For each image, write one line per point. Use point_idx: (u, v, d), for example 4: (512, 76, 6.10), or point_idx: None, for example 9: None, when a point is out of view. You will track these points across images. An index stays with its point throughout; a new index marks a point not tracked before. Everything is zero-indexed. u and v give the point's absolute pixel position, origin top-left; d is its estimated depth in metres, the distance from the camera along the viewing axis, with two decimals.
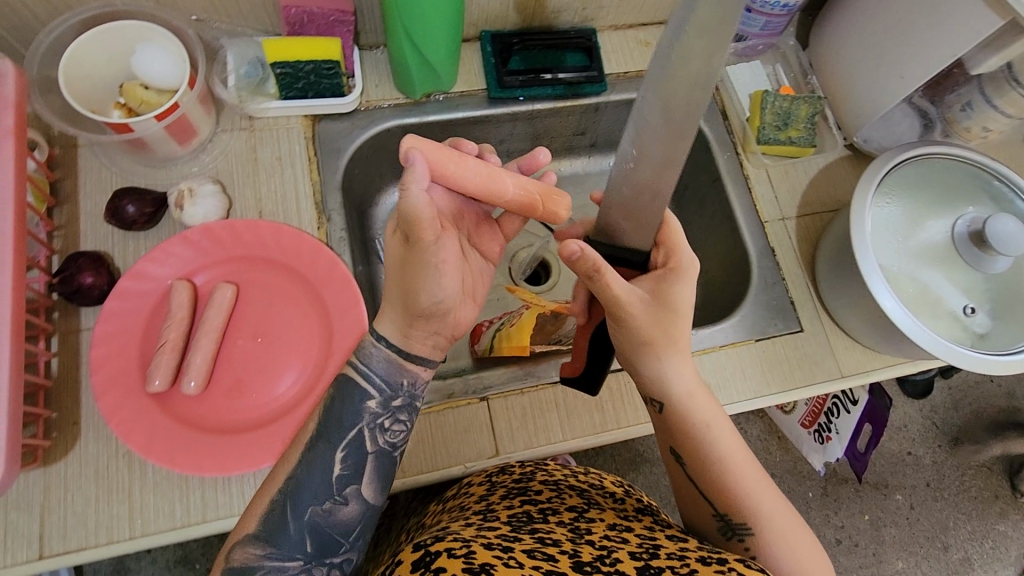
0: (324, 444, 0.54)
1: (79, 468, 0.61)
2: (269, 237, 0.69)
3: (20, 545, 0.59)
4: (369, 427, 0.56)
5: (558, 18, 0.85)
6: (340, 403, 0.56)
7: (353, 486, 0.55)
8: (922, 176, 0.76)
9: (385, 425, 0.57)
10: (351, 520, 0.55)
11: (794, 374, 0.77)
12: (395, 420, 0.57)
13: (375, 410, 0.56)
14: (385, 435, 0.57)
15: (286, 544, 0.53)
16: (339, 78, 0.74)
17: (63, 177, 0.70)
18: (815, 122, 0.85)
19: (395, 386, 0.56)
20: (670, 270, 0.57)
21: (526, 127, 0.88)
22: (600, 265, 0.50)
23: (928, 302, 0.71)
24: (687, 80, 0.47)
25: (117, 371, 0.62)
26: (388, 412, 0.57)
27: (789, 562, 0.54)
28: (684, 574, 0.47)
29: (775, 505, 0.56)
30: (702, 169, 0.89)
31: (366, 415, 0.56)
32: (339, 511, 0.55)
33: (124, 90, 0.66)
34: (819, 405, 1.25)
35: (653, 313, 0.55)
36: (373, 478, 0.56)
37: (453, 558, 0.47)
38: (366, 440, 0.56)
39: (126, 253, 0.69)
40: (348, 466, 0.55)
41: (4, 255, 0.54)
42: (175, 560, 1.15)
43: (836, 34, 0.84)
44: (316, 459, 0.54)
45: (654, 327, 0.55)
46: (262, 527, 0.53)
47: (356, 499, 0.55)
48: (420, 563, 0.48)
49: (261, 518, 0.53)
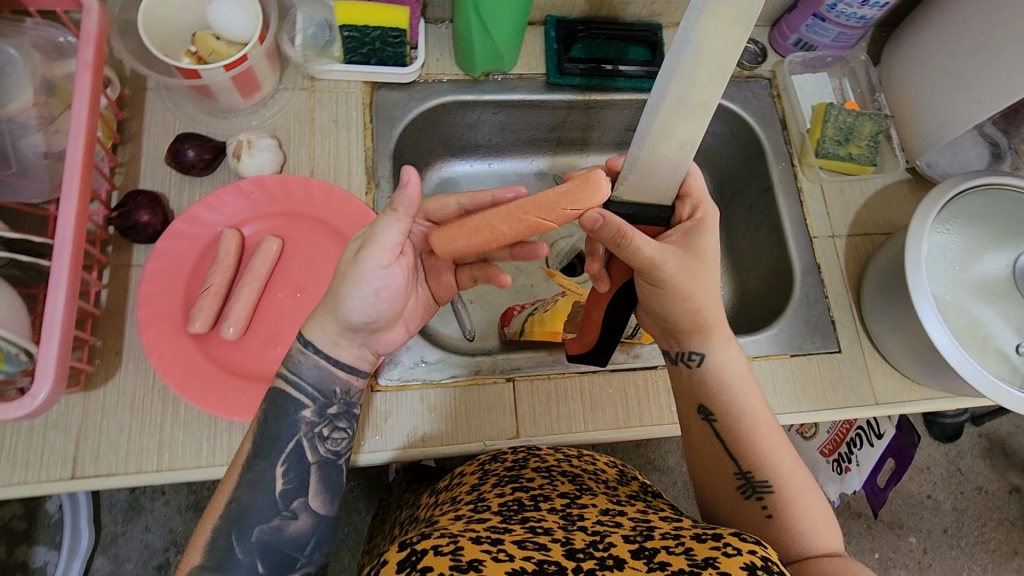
0: (264, 463, 0.53)
1: (117, 397, 0.63)
2: (319, 196, 0.70)
3: (54, 464, 0.61)
4: (307, 437, 0.55)
5: (625, 9, 0.84)
6: (274, 418, 0.54)
7: (299, 500, 0.53)
8: (987, 206, 0.72)
9: (325, 433, 0.56)
10: (302, 534, 0.53)
11: (826, 394, 0.75)
12: (333, 428, 0.56)
13: (311, 419, 0.55)
14: (325, 443, 0.56)
15: (237, 570, 0.50)
16: (403, 47, 0.75)
17: (130, 117, 0.72)
18: (878, 142, 0.83)
19: (327, 394, 0.56)
20: (697, 222, 0.57)
21: (580, 116, 0.87)
22: (624, 229, 0.52)
23: (977, 336, 0.69)
24: (717, 39, 0.46)
25: (161, 309, 0.64)
26: (325, 420, 0.56)
27: (807, 521, 0.53)
28: (677, 552, 0.46)
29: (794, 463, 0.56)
30: (755, 177, 0.87)
31: (302, 425, 0.55)
32: (288, 527, 0.53)
33: (197, 39, 0.67)
34: (841, 434, 1.22)
35: (694, 263, 0.56)
36: (322, 488, 0.55)
37: (440, 557, 0.44)
38: (306, 450, 0.55)
39: (182, 197, 0.71)
40: (291, 480, 0.53)
41: (72, 183, 0.55)
42: (187, 504, 1.19)
43: (910, 51, 0.81)
44: (258, 480, 0.52)
45: (698, 273, 0.56)
46: (208, 558, 0.50)
47: (306, 512, 0.54)
48: (405, 564, 0.44)
49: (205, 550, 0.50)
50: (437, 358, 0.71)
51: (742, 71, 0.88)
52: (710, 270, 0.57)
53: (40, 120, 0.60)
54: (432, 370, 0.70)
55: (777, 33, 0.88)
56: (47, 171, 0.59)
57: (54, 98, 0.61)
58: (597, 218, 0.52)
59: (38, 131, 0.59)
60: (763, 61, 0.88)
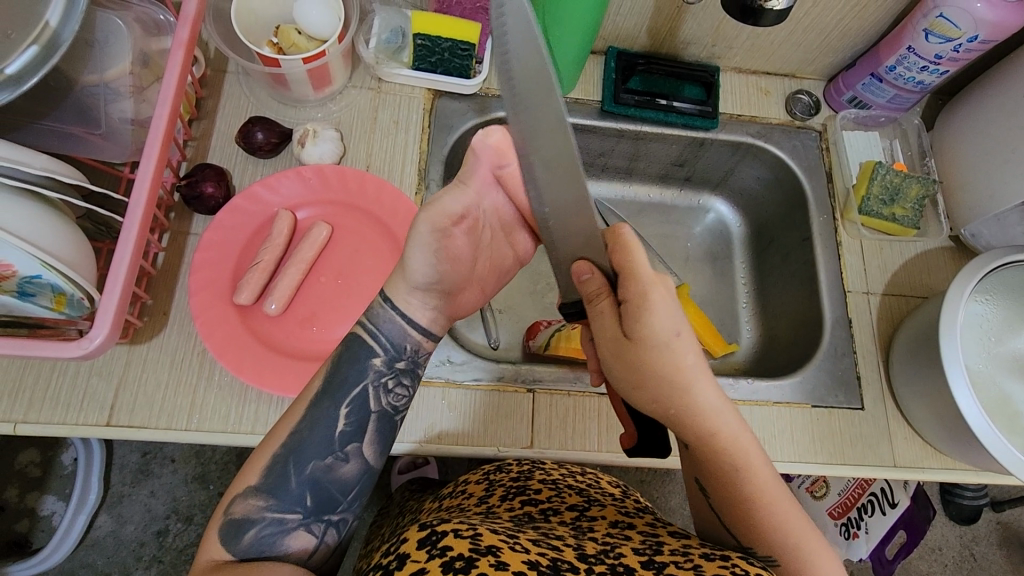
0: (329, 402, 0.55)
1: (158, 354, 0.67)
2: (372, 191, 0.73)
3: (92, 409, 0.64)
4: (373, 385, 0.57)
5: (685, 49, 0.86)
6: (346, 362, 0.57)
7: (354, 444, 0.56)
8: (1002, 286, 0.71)
9: (389, 386, 0.58)
10: (349, 479, 0.55)
11: (843, 450, 0.75)
12: (398, 383, 0.58)
13: (379, 368, 0.57)
14: (388, 396, 0.58)
15: (286, 497, 0.53)
16: (470, 60, 0.79)
17: (208, 96, 0.77)
18: (924, 205, 0.83)
19: (398, 348, 0.58)
20: (632, 299, 0.52)
21: (628, 146, 0.90)
22: (601, 292, 0.56)
23: (1006, 413, 0.68)
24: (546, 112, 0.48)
25: (212, 276, 0.67)
26: (391, 372, 0.58)
27: None
28: (686, 567, 0.46)
29: (804, 536, 0.53)
30: (795, 226, 0.88)
31: (370, 372, 0.57)
32: (339, 469, 0.55)
33: (280, 31, 0.71)
34: (853, 498, 1.19)
35: (644, 348, 0.53)
36: (376, 439, 0.57)
37: (461, 539, 0.46)
38: (370, 398, 0.57)
39: (244, 174, 0.75)
40: (351, 423, 0.55)
41: (152, 148, 0.59)
42: (193, 475, 1.21)
43: (965, 118, 0.80)
44: (320, 418, 0.55)
45: (649, 358, 0.53)
46: (264, 480, 0.53)
47: (357, 458, 0.55)
48: (425, 542, 0.46)
49: (263, 471, 0.53)
50: (463, 359, 0.73)
51: (794, 120, 0.89)
52: (652, 350, 0.53)
53: (132, 88, 0.64)
54: (456, 371, 0.72)
55: (833, 89, 0.89)
56: (130, 135, 0.64)
57: (146, 69, 0.66)
58: (586, 270, 0.56)
59: (129, 98, 0.64)
60: (815, 114, 0.90)
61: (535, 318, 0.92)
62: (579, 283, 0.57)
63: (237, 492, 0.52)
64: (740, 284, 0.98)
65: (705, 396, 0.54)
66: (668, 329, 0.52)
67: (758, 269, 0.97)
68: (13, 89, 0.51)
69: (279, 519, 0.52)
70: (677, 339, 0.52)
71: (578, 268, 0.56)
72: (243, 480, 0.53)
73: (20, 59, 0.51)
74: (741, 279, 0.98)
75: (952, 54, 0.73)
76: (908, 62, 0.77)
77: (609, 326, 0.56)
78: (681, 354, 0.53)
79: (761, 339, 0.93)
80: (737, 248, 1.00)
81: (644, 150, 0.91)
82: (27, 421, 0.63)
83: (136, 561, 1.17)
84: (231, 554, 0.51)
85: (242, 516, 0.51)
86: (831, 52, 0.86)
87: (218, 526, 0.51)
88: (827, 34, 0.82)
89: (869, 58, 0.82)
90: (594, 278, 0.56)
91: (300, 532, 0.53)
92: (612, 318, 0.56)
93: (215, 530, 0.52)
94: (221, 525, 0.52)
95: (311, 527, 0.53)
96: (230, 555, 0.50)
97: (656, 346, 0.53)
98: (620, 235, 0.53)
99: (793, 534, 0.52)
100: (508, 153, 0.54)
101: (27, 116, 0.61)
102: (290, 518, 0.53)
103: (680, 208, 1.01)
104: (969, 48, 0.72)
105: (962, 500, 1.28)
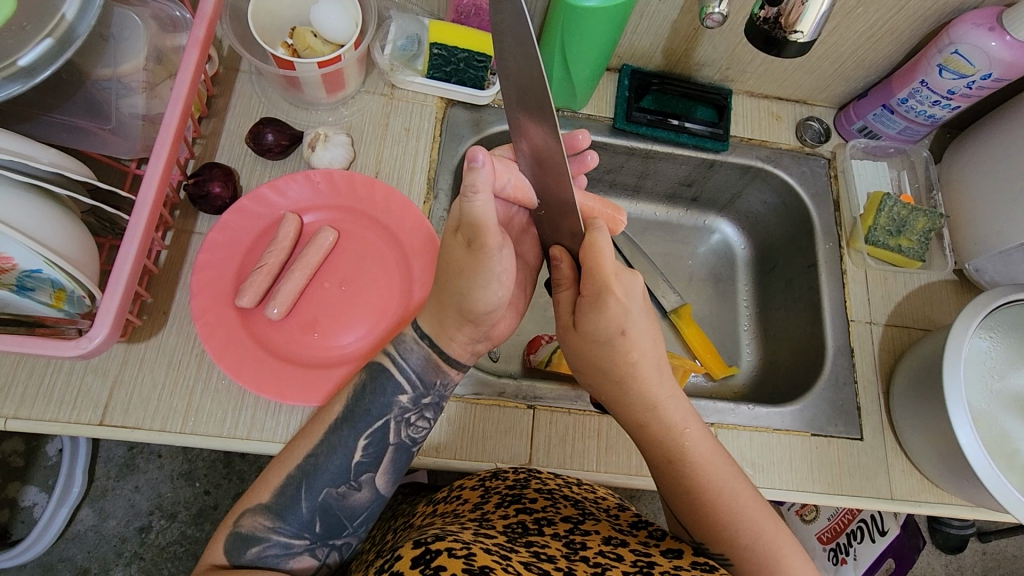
0: (348, 430, 0.55)
1: (155, 354, 0.66)
2: (380, 197, 0.73)
3: (86, 408, 0.63)
4: (395, 420, 0.57)
5: (700, 71, 0.87)
6: (371, 393, 0.56)
7: (368, 474, 0.56)
8: (997, 323, 0.71)
9: (411, 420, 0.58)
10: (359, 505, 0.55)
11: (842, 480, 0.74)
12: (420, 417, 0.58)
13: (404, 405, 0.57)
14: (408, 429, 0.58)
15: (294, 521, 0.53)
16: (485, 72, 0.78)
17: (219, 94, 0.76)
18: (929, 238, 0.82)
19: (427, 384, 0.58)
20: (584, 298, 0.53)
21: (638, 163, 0.90)
22: (562, 279, 0.56)
23: (1003, 453, 0.68)
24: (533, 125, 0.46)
25: (214, 277, 0.66)
26: (416, 408, 0.58)
27: None
28: None
29: (760, 532, 0.52)
30: (802, 252, 0.88)
31: (395, 408, 0.57)
32: (351, 497, 0.55)
33: (295, 33, 0.71)
34: (843, 523, 1.18)
35: (591, 342, 0.54)
36: (390, 469, 0.57)
37: (454, 558, 0.44)
38: (390, 431, 0.57)
39: (252, 176, 0.74)
40: (368, 454, 0.56)
41: (162, 146, 0.58)
42: (179, 472, 1.20)
43: (974, 154, 0.80)
44: (339, 445, 0.54)
45: (597, 353, 0.55)
46: (275, 500, 0.53)
47: (369, 487, 0.56)
48: (420, 561, 0.45)
49: (276, 491, 0.53)
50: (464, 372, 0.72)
51: (804, 146, 0.89)
52: (596, 345, 0.54)
53: (144, 84, 0.64)
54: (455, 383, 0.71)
55: (844, 117, 0.90)
56: (139, 131, 0.63)
57: (160, 66, 0.65)
58: (557, 256, 0.56)
59: (140, 94, 0.63)
60: (825, 141, 0.90)
61: (536, 331, 0.91)
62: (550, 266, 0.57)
63: (247, 506, 0.52)
64: (742, 306, 0.98)
65: (649, 389, 0.55)
66: (615, 326, 0.52)
67: (761, 293, 0.96)
68: (24, 81, 0.51)
69: (286, 542, 0.52)
70: (623, 336, 0.53)
71: (551, 253, 0.56)
72: (254, 496, 0.53)
73: (33, 53, 0.51)
74: (743, 301, 0.98)
75: (964, 90, 0.74)
76: (920, 96, 0.77)
77: (564, 314, 0.57)
78: (627, 351, 0.53)
79: (762, 364, 0.93)
80: (740, 270, 1.00)
81: (653, 169, 0.91)
82: (17, 416, 0.62)
83: (116, 557, 1.15)
84: (232, 562, 0.50)
85: (249, 531, 0.51)
86: (844, 81, 0.86)
87: (223, 539, 0.51)
88: (841, 64, 0.82)
89: (882, 89, 0.83)
90: (563, 265, 0.55)
91: (303, 555, 0.53)
92: (568, 308, 0.56)
93: (223, 537, 0.52)
94: (227, 538, 0.52)
95: (316, 552, 0.54)
96: (227, 562, 0.50)
97: (598, 341, 0.54)
98: (590, 232, 0.49)
99: (749, 531, 0.52)
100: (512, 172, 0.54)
101: (37, 108, 0.61)
102: (297, 544, 0.53)
103: (687, 227, 1.01)
104: (982, 85, 0.72)
105: (949, 530, 1.27)
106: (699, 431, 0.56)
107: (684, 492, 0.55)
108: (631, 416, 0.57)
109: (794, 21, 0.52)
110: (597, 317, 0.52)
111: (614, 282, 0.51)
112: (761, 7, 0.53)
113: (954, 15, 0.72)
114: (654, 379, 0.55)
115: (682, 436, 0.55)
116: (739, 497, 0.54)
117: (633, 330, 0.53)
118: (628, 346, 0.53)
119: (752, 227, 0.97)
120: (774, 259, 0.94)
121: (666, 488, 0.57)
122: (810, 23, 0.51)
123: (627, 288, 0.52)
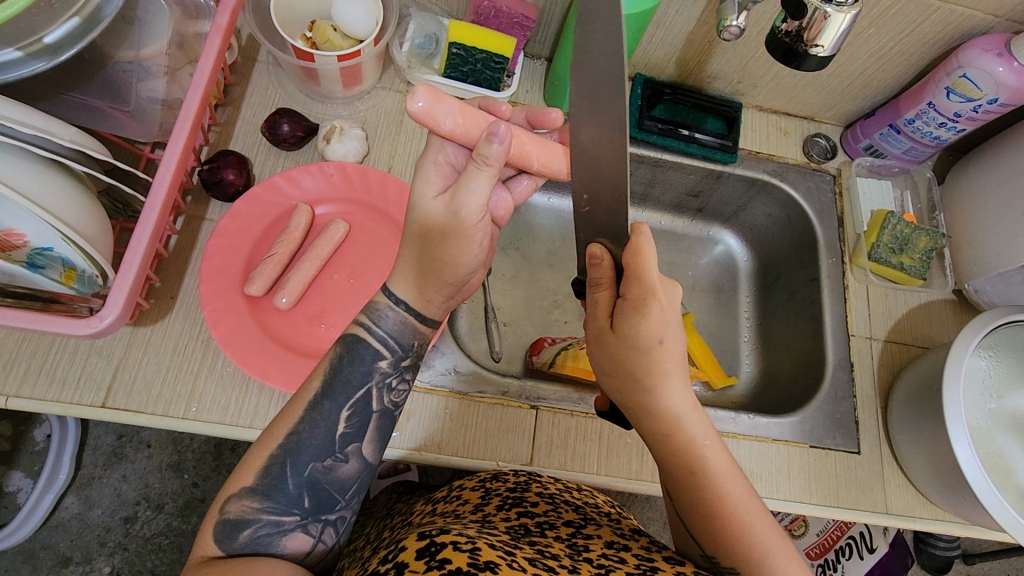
0: (330, 404, 0.54)
1: (161, 338, 0.65)
2: (392, 193, 0.73)
3: (89, 388, 0.63)
4: (377, 386, 0.57)
5: (711, 83, 0.88)
6: (349, 364, 0.56)
7: (354, 445, 0.55)
8: (999, 338, 0.72)
9: (392, 385, 0.58)
10: (348, 477, 0.55)
11: (839, 492, 0.75)
12: (401, 380, 0.59)
13: (385, 370, 0.57)
14: (390, 394, 0.58)
15: (282, 499, 0.52)
16: (502, 74, 0.78)
17: (236, 83, 0.77)
18: (931, 257, 0.84)
19: (405, 346, 0.58)
20: (627, 303, 0.53)
21: (647, 171, 0.91)
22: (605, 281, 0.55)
23: (1000, 471, 0.69)
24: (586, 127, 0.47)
25: (225, 264, 0.66)
26: (397, 372, 0.58)
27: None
28: None
29: (769, 545, 0.51)
30: (804, 266, 0.89)
31: (376, 375, 0.57)
32: (338, 470, 0.54)
33: (316, 26, 0.72)
34: (832, 539, 1.20)
35: (625, 346, 0.54)
36: (375, 437, 0.57)
37: (459, 552, 0.44)
38: (373, 399, 0.57)
39: (266, 164, 0.75)
40: (352, 425, 0.55)
41: (181, 132, 0.58)
42: (167, 463, 1.18)
43: (976, 177, 0.82)
44: (321, 420, 0.54)
45: (629, 359, 0.54)
46: (260, 481, 0.52)
47: (356, 458, 0.55)
48: (424, 553, 0.45)
49: (260, 472, 0.52)
50: (466, 369, 0.73)
51: (811, 162, 0.91)
52: (630, 351, 0.53)
53: (166, 69, 0.64)
54: (455, 380, 0.72)
55: (850, 135, 0.91)
56: (158, 115, 0.64)
57: (181, 51, 0.66)
58: (598, 254, 0.54)
59: (161, 78, 0.64)
60: (831, 158, 0.92)
61: (537, 334, 0.91)
62: (588, 265, 0.56)
63: (231, 492, 0.52)
64: (742, 317, 0.99)
65: (668, 398, 0.55)
66: (653, 335, 0.52)
67: (762, 305, 0.97)
68: (49, 59, 0.52)
69: (277, 521, 0.52)
70: (660, 345, 0.53)
71: (590, 250, 0.55)
72: (237, 481, 0.52)
73: (60, 30, 0.51)
74: (743, 313, 0.99)
75: (971, 113, 0.75)
76: (927, 117, 0.79)
77: (601, 316, 0.56)
78: (660, 360, 0.53)
79: (761, 375, 0.93)
80: (741, 281, 1.01)
81: (661, 177, 0.92)
82: (19, 395, 0.62)
83: (100, 547, 1.14)
84: (224, 551, 0.50)
85: (237, 516, 0.51)
86: (852, 100, 0.88)
87: (212, 527, 0.51)
88: (850, 83, 0.84)
89: (889, 110, 0.85)
90: (604, 264, 0.54)
91: (296, 533, 0.53)
92: (605, 309, 0.56)
93: (210, 526, 0.51)
94: (215, 525, 0.51)
95: (308, 528, 0.53)
96: (221, 551, 0.50)
97: (632, 347, 0.53)
98: (637, 236, 0.51)
99: (755, 545, 0.51)
100: (443, 101, 0.51)
101: (57, 87, 0.61)
102: (288, 520, 0.52)
103: (692, 237, 1.02)
104: (988, 109, 0.73)
105: (935, 551, 1.27)
106: (716, 444, 0.56)
107: (693, 500, 0.54)
108: (650, 419, 0.56)
109: (815, 36, 0.53)
110: (637, 323, 0.52)
111: (660, 289, 0.52)
112: (783, 20, 0.55)
113: (962, 40, 0.74)
114: (675, 389, 0.55)
115: (699, 448, 0.55)
116: (750, 510, 0.53)
117: (670, 339, 0.53)
118: (663, 355, 0.53)
119: (756, 240, 0.99)
120: (776, 272, 0.96)
121: (679, 497, 0.55)
122: (830, 38, 0.52)
123: (668, 298, 0.53)
